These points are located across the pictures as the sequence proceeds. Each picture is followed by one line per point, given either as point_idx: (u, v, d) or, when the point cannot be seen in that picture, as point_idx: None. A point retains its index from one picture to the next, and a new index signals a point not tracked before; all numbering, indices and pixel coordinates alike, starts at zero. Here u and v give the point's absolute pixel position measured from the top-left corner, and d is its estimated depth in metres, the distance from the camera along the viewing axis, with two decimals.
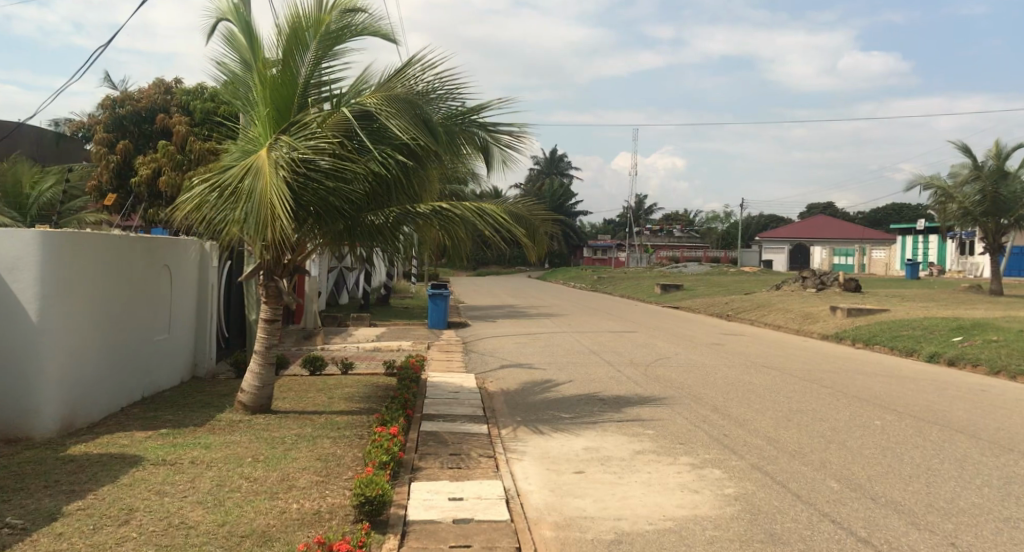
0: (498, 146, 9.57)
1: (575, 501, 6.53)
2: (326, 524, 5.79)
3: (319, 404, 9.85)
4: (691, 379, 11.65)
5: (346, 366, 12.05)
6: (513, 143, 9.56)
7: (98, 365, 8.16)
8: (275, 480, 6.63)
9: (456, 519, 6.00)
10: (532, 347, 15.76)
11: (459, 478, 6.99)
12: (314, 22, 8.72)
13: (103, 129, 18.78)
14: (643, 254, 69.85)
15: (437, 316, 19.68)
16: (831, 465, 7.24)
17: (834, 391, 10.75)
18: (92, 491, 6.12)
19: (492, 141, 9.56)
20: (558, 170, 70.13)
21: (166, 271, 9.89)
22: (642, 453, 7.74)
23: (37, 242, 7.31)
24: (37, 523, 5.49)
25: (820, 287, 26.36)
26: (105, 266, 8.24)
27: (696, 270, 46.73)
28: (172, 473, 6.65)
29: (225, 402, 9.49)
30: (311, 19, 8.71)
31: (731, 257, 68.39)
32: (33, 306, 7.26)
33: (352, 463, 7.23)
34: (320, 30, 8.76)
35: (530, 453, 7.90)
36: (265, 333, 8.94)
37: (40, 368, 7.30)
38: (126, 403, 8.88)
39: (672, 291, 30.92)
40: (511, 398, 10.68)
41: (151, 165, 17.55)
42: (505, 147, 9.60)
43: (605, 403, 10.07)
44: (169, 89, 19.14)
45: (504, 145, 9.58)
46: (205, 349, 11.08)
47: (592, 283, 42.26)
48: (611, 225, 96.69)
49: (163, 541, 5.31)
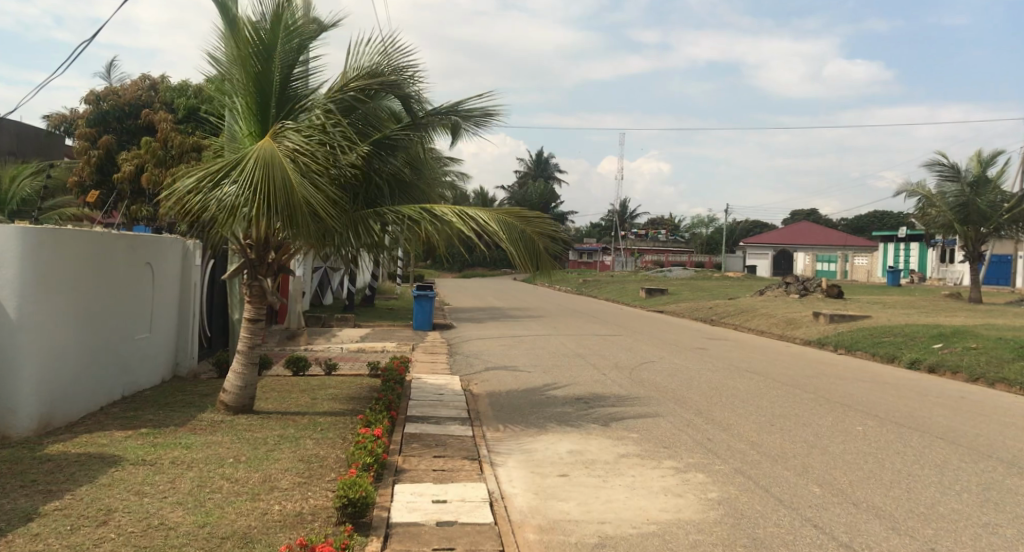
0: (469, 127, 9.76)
1: (559, 504, 6.52)
2: (308, 526, 5.74)
3: (302, 404, 9.79)
4: (676, 383, 11.67)
5: (330, 366, 11.96)
6: (481, 118, 9.68)
7: (76, 363, 8.04)
8: (257, 481, 6.57)
9: (440, 521, 5.97)
10: (517, 349, 15.72)
11: (443, 480, 6.95)
12: (273, 22, 8.53)
13: (85, 123, 18.65)
14: (627, 260, 70.05)
15: (422, 317, 19.62)
16: (813, 470, 7.26)
17: (817, 396, 10.78)
18: (70, 491, 6.03)
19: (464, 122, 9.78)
20: (546, 174, 69.69)
21: (148, 269, 9.79)
22: (626, 457, 7.74)
23: (18, 239, 7.21)
24: (13, 524, 5.39)
25: (805, 292, 26.49)
26: (85, 262, 8.13)
27: (682, 276, 46.66)
28: (152, 472, 6.57)
29: (207, 402, 9.38)
30: (270, 19, 8.53)
31: (716, 262, 68.57)
32: (11, 302, 7.14)
33: (336, 464, 7.18)
34: (282, 30, 8.59)
35: (513, 456, 7.88)
36: (248, 332, 8.88)
37: (17, 367, 7.19)
38: (105, 402, 8.77)
39: (657, 295, 30.97)
40: (495, 400, 10.66)
41: (133, 161, 17.36)
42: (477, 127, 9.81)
43: (589, 406, 10.07)
44: (153, 85, 19.09)
45: (472, 120, 9.70)
46: (187, 347, 10.99)
47: (577, 287, 42.08)
48: (597, 231, 96.36)
49: (142, 542, 5.25)
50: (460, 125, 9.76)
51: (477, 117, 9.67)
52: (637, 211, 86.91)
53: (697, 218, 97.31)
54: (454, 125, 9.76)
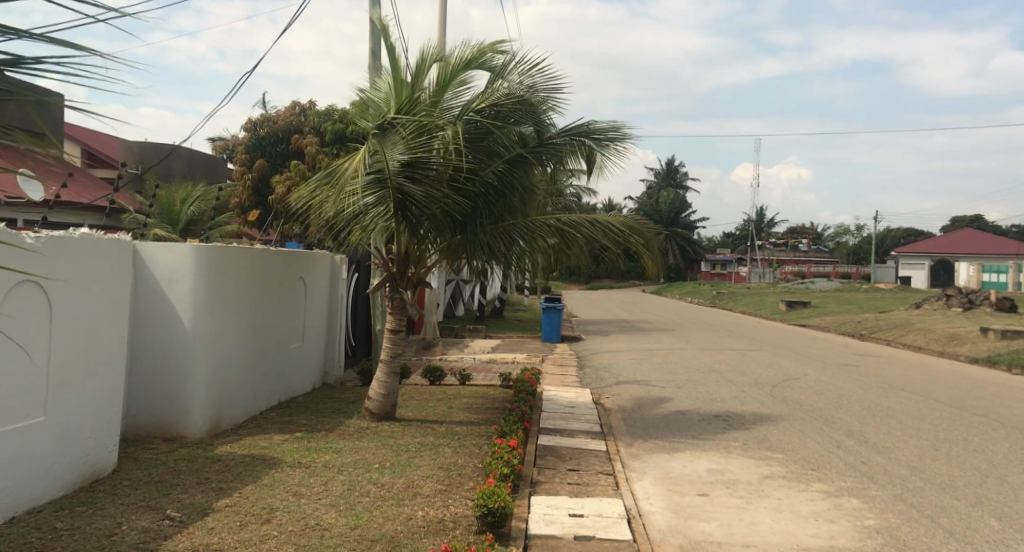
0: (600, 150, 9.81)
1: (700, 524, 6.39)
2: (451, 533, 5.88)
3: (440, 413, 10.06)
4: (823, 401, 11.22)
5: (464, 377, 12.25)
6: (614, 145, 9.77)
7: (240, 369, 8.57)
8: (401, 487, 6.80)
9: (578, 535, 5.98)
10: (651, 363, 15.53)
11: (579, 494, 6.97)
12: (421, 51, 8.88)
13: (243, 149, 20.06)
14: (766, 270, 67.99)
15: (552, 329, 19.75)
16: (989, 501, 6.78)
17: (987, 420, 10.06)
18: (238, 489, 6.44)
19: (595, 145, 9.81)
20: (675, 182, 68.83)
21: (301, 282, 10.35)
22: (770, 478, 7.49)
23: (195, 255, 7.74)
24: (192, 517, 5.82)
25: (967, 305, 24.83)
26: (248, 275, 8.66)
27: (828, 287, 44.82)
28: (307, 475, 6.93)
29: (353, 408, 9.79)
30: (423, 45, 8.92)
31: (863, 272, 65.38)
32: (187, 314, 7.69)
33: (473, 473, 7.32)
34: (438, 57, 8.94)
35: (650, 473, 7.79)
36: (390, 342, 9.17)
37: (191, 372, 7.73)
38: (264, 406, 9.30)
39: (799, 308, 29.87)
40: (628, 415, 10.57)
41: (285, 182, 18.38)
42: (607, 151, 9.84)
43: (728, 424, 9.82)
44: (302, 110, 20.13)
45: (605, 143, 9.78)
46: (335, 356, 11.49)
47: (712, 299, 41.18)
48: (730, 241, 94.08)
49: (301, 541, 5.52)
50: (594, 151, 9.84)
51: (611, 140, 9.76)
52: (774, 220, 84.19)
53: (841, 227, 93.22)
54: (586, 149, 9.82)
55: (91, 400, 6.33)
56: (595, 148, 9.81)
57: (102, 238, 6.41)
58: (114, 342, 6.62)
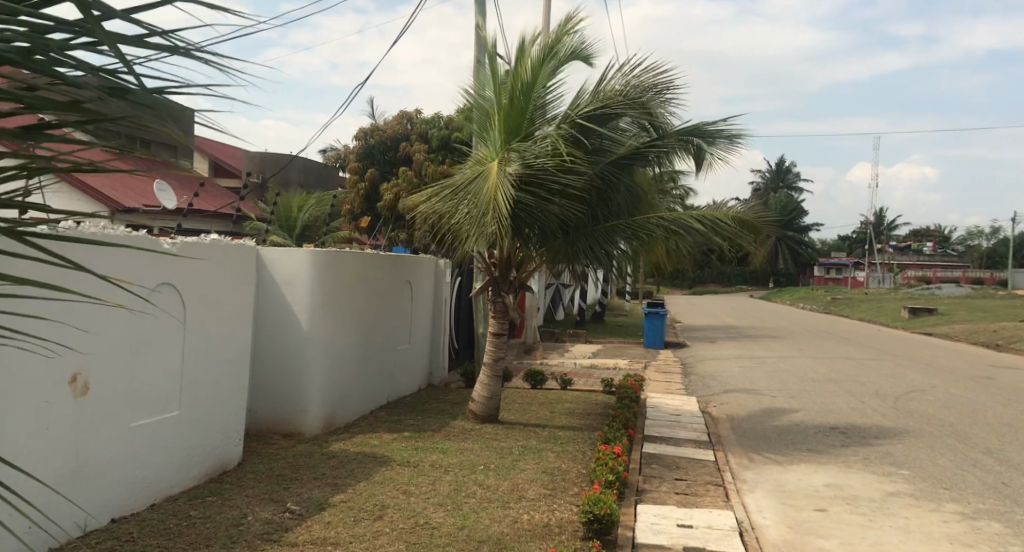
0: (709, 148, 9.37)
1: (819, 540, 6.04)
2: (558, 538, 5.75)
3: (543, 417, 9.95)
4: (954, 416, 10.50)
5: (567, 382, 12.09)
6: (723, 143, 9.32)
7: (352, 369, 8.70)
8: (506, 489, 6.71)
9: (688, 547, 5.75)
10: (763, 371, 14.98)
11: (687, 504, 6.71)
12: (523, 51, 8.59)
13: (355, 157, 20.52)
14: (884, 276, 64.99)
15: (655, 335, 19.36)
16: None
17: None
18: (352, 486, 6.50)
19: (703, 143, 9.41)
20: (786, 184, 66.81)
21: (408, 286, 10.44)
22: (896, 496, 7.03)
23: (311, 258, 7.88)
24: (309, 510, 5.89)
25: None
26: (359, 278, 8.79)
27: (955, 294, 42.38)
28: (416, 474, 6.93)
29: (458, 410, 9.79)
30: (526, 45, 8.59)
31: (994, 277, 61.58)
32: (303, 315, 7.85)
33: (578, 479, 7.16)
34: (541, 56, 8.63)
35: (762, 485, 7.44)
36: (493, 345, 9.15)
37: (308, 372, 7.88)
38: (374, 406, 9.42)
39: (924, 316, 28.32)
40: (738, 425, 10.18)
41: (394, 189, 18.67)
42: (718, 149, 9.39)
43: (848, 437, 9.32)
44: (410, 118, 20.43)
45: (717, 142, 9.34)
46: (439, 357, 11.56)
47: (827, 304, 39.61)
48: (845, 245, 90.46)
49: (411, 539, 5.51)
50: (702, 149, 9.44)
51: (722, 139, 9.32)
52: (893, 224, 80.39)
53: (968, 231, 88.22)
54: (696, 147, 9.43)
55: (218, 395, 6.53)
56: (704, 146, 9.40)
57: (230, 243, 6.58)
58: (239, 341, 6.80)
